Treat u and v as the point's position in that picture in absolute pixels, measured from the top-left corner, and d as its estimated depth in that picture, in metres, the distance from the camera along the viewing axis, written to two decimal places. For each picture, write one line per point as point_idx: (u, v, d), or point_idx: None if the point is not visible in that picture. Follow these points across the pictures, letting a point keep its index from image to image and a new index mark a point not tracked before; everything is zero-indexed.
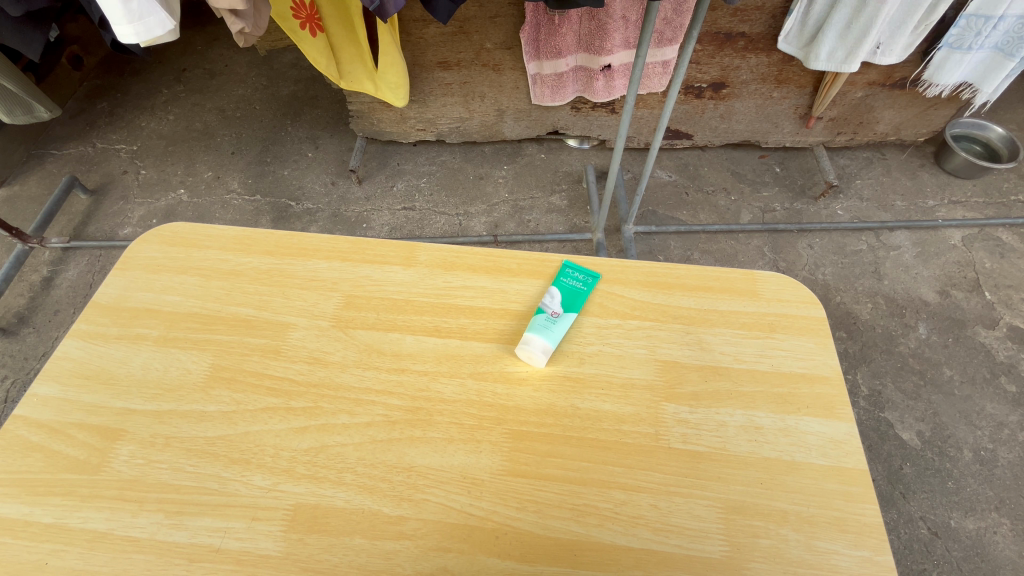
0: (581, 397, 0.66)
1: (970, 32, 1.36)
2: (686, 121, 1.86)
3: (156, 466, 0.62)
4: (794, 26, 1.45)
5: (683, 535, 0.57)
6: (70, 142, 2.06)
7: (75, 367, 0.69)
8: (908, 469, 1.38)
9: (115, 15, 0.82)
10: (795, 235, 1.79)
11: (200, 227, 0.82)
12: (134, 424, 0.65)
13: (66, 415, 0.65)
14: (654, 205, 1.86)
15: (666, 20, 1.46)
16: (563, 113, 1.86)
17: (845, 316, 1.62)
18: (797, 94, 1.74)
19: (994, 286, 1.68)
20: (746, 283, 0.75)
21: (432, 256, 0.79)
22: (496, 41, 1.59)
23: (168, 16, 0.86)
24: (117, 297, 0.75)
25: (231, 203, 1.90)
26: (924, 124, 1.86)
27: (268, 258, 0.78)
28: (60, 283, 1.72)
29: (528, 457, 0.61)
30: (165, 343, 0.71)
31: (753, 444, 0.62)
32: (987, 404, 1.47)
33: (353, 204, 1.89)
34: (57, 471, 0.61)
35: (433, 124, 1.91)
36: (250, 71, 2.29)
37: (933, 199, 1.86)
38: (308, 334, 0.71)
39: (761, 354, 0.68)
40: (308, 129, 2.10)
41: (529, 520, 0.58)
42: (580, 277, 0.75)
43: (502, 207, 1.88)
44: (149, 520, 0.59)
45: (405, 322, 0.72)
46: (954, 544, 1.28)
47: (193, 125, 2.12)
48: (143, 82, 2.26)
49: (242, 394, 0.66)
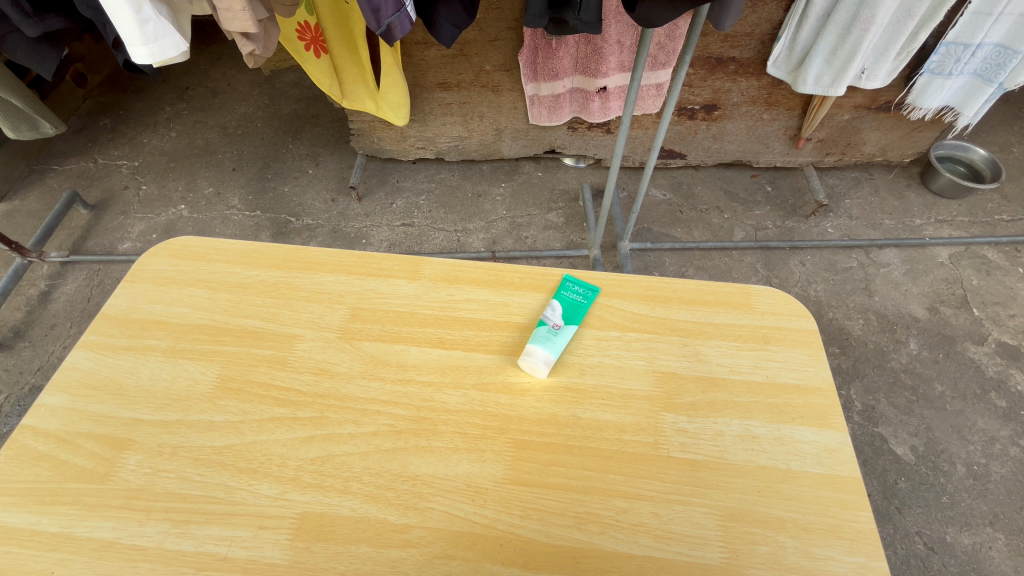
0: (582, 407, 0.67)
1: (949, 58, 1.43)
2: (680, 141, 1.91)
3: (164, 474, 0.63)
4: (782, 52, 1.52)
5: (682, 542, 0.58)
6: (71, 158, 2.09)
7: (83, 377, 0.70)
8: (903, 484, 1.39)
9: (131, 37, 0.85)
10: (787, 253, 1.83)
11: (209, 241, 0.84)
12: (141, 434, 0.65)
13: (73, 425, 0.66)
14: (649, 223, 1.90)
15: (659, 45, 1.52)
16: (559, 133, 1.91)
17: (837, 332, 1.65)
18: (786, 116, 1.81)
19: (981, 303, 1.72)
20: (740, 297, 0.77)
21: (436, 270, 0.81)
22: (496, 63, 1.64)
23: (181, 39, 0.90)
24: (126, 308, 0.77)
25: (231, 219, 1.92)
26: (909, 146, 1.92)
27: (276, 271, 0.80)
28: (58, 298, 1.72)
29: (531, 466, 0.63)
30: (173, 354, 0.72)
31: (749, 452, 0.64)
32: (978, 419, 1.49)
33: (353, 220, 1.92)
34: (63, 481, 0.62)
35: (433, 143, 1.95)
36: (252, 90, 2.34)
37: (920, 217, 1.92)
38: (314, 345, 0.73)
39: (756, 365, 0.70)
40: (309, 147, 2.14)
41: (533, 528, 0.59)
42: (581, 290, 0.77)
43: (499, 223, 1.91)
44: (156, 530, 0.59)
45: (409, 334, 0.74)
46: (951, 560, 1.29)
47: (195, 142, 2.15)
48: (146, 99, 2.30)
49: (249, 404, 0.67)
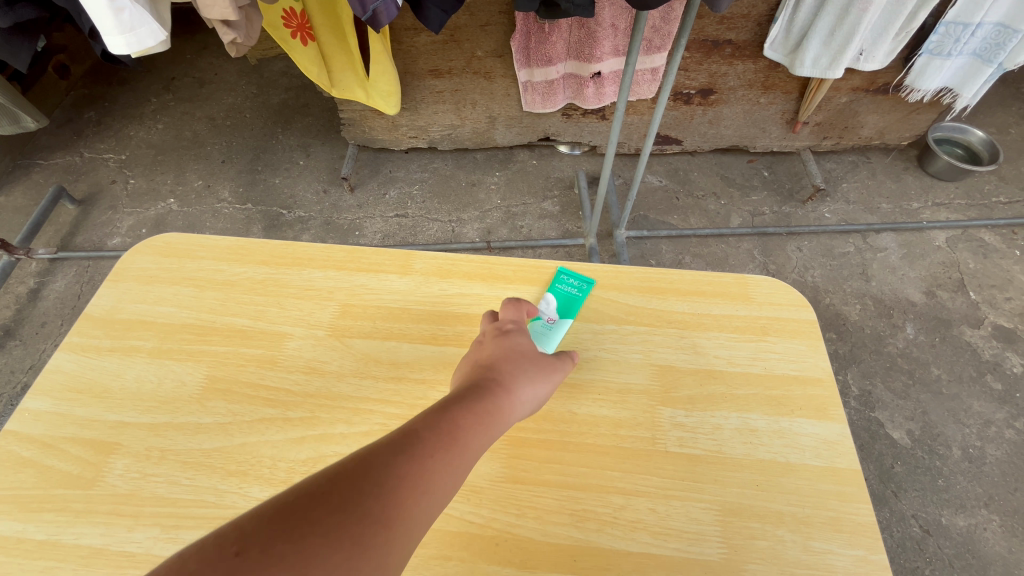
0: (578, 403, 0.66)
1: (948, 39, 1.40)
2: (675, 127, 1.89)
3: (152, 479, 0.61)
4: (779, 34, 1.48)
5: (681, 539, 0.57)
6: (57, 152, 2.04)
7: (67, 381, 0.68)
8: (899, 468, 1.40)
9: (106, 26, 0.82)
10: (784, 238, 1.82)
11: (194, 237, 0.82)
12: (128, 437, 0.64)
13: (58, 429, 0.65)
14: (645, 210, 1.88)
15: (654, 28, 1.48)
16: (554, 120, 1.88)
17: (834, 317, 1.65)
18: (783, 100, 1.78)
19: (978, 286, 1.71)
20: (737, 287, 0.76)
21: (427, 264, 0.79)
22: (488, 49, 1.61)
23: (159, 27, 0.87)
24: (110, 309, 0.75)
25: (222, 212, 1.89)
26: (907, 128, 1.90)
27: (263, 268, 0.78)
28: (47, 295, 1.70)
29: (527, 464, 0.62)
30: (159, 355, 0.70)
31: (748, 446, 0.63)
32: (974, 402, 1.50)
33: (346, 212, 1.89)
34: (49, 487, 0.61)
35: (425, 131, 1.92)
36: (240, 80, 2.29)
37: (917, 201, 1.90)
38: (304, 344, 0.71)
39: (754, 357, 0.69)
40: (299, 137, 2.10)
41: (530, 527, 0.58)
42: (575, 283, 0.76)
43: (494, 213, 1.89)
44: (145, 535, 0.58)
45: (402, 330, 0.72)
46: (946, 542, 1.30)
47: (184, 134, 2.11)
48: (131, 90, 2.24)
49: (238, 406, 0.66)
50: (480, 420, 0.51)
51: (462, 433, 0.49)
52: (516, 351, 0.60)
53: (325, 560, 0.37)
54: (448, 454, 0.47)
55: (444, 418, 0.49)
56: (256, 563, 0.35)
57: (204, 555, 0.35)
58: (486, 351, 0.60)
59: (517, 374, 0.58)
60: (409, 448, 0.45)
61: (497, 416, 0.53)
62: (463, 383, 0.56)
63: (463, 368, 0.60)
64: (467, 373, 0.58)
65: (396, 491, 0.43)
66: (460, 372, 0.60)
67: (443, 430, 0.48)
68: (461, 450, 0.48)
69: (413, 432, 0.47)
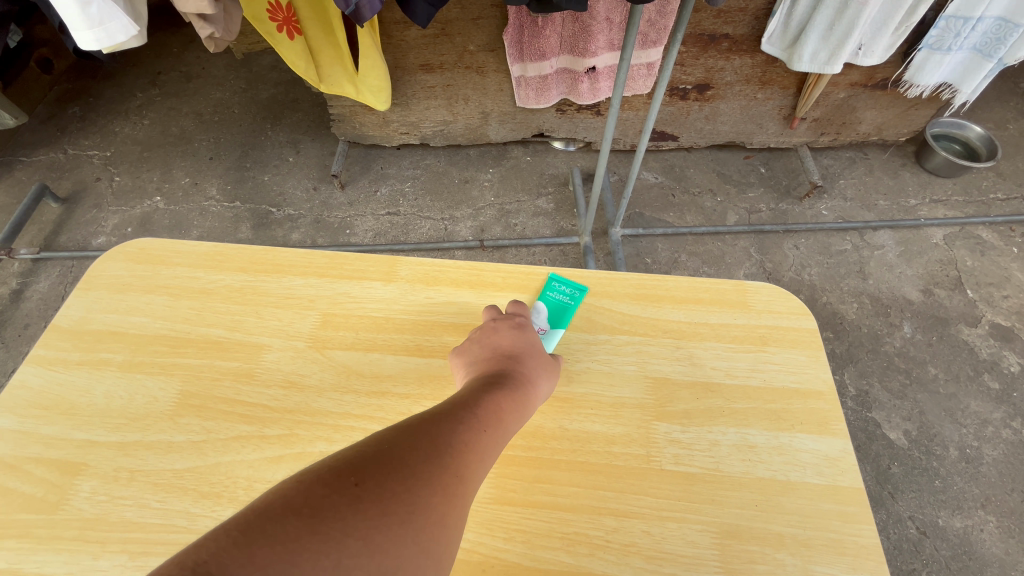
0: (569, 418, 0.63)
1: (949, 33, 1.37)
2: (671, 123, 1.85)
3: (120, 502, 0.58)
4: (777, 28, 1.45)
5: (676, 563, 0.55)
6: (39, 149, 1.99)
7: (33, 397, 0.65)
8: (896, 469, 1.38)
9: (73, 21, 0.77)
10: (781, 236, 1.79)
11: (169, 242, 0.78)
12: (96, 457, 0.61)
13: (22, 450, 0.61)
14: (640, 208, 1.85)
15: (650, 22, 1.44)
16: (547, 116, 1.84)
17: (831, 316, 1.63)
18: (781, 95, 1.75)
19: (975, 284, 1.69)
20: (736, 294, 0.73)
21: (413, 271, 0.75)
22: (480, 43, 1.56)
23: (131, 22, 0.82)
24: (79, 319, 0.71)
25: (209, 210, 1.84)
26: (905, 124, 1.88)
27: (242, 275, 0.75)
28: (29, 296, 1.65)
29: (516, 484, 0.59)
30: (130, 369, 0.67)
31: (746, 463, 0.60)
32: (971, 402, 1.48)
33: (336, 210, 1.85)
34: (11, 511, 0.57)
35: (417, 127, 1.88)
36: (227, 74, 2.24)
37: (915, 197, 1.88)
38: (283, 356, 0.68)
39: (753, 369, 0.67)
40: (288, 133, 2.05)
41: (518, 552, 0.55)
42: (567, 290, 0.72)
43: (487, 211, 1.85)
44: (111, 563, 0.55)
45: (386, 341, 0.69)
46: (943, 544, 1.29)
47: (170, 130, 2.05)
48: (115, 85, 2.19)
49: (213, 423, 0.63)
50: (520, 403, 0.57)
51: (508, 413, 0.55)
52: (536, 341, 0.65)
53: (420, 500, 0.44)
54: (497, 431, 0.53)
55: (491, 397, 0.56)
56: (370, 496, 0.42)
57: (326, 483, 0.42)
58: (507, 340, 0.64)
59: (541, 362, 0.63)
60: (470, 418, 0.52)
61: (531, 399, 0.59)
62: (496, 364, 0.61)
63: (478, 349, 0.64)
64: (495, 356, 0.62)
65: (465, 451, 0.49)
66: (473, 354, 0.63)
67: (492, 406, 0.54)
68: (508, 424, 0.55)
69: (469, 411, 0.53)
